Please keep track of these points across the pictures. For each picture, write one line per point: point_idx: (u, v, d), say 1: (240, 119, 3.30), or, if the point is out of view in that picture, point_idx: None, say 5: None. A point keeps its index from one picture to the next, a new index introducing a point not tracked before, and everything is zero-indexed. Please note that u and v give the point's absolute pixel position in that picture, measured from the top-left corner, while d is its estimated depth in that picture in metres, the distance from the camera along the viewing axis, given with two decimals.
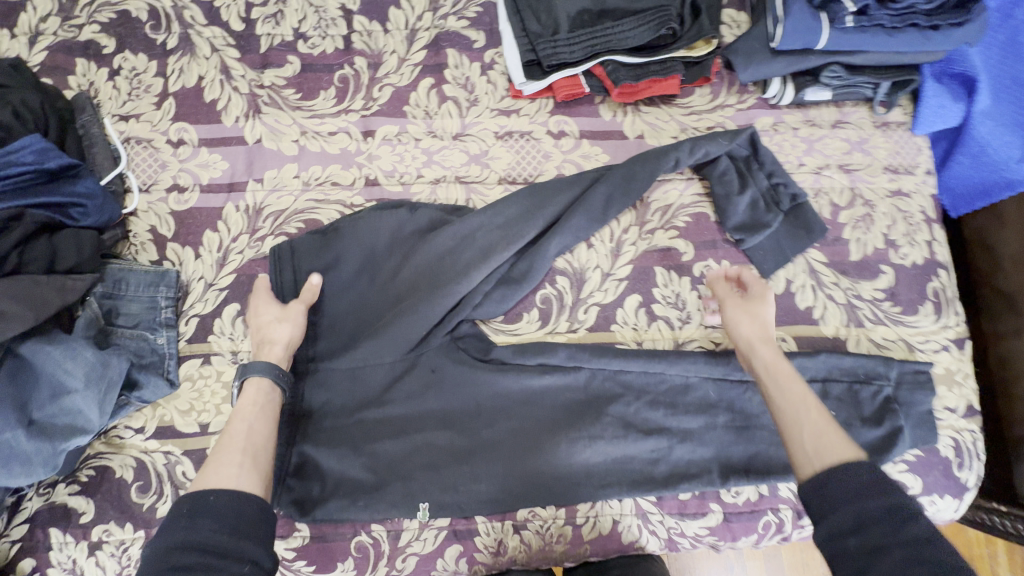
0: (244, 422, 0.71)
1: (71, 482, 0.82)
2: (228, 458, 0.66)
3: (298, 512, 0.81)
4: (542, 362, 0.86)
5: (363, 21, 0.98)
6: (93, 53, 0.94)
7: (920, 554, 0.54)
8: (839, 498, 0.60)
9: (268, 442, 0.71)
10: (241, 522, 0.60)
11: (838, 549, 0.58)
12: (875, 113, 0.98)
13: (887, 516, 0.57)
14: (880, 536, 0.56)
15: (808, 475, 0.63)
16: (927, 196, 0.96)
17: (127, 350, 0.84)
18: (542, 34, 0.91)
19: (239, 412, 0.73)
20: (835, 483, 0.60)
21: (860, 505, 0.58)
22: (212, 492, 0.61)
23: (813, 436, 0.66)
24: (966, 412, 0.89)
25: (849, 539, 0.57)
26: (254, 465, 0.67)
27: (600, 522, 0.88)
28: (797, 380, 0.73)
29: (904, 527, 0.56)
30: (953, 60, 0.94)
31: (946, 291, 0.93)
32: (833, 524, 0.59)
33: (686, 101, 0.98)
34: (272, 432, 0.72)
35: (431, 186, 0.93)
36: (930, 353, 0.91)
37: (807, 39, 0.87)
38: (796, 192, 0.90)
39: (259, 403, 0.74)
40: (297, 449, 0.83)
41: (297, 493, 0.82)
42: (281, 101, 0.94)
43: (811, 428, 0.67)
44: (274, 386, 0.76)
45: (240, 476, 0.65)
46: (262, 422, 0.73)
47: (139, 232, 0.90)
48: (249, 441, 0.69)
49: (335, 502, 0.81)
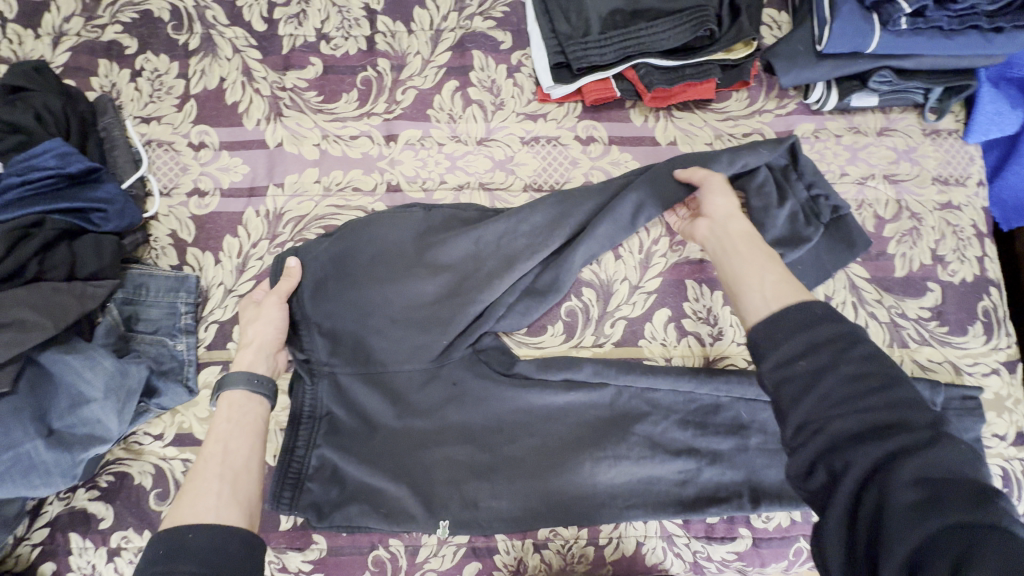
0: (218, 444, 0.69)
1: (90, 487, 0.82)
2: (204, 487, 0.64)
3: (315, 516, 0.80)
4: (566, 377, 0.83)
5: (387, 21, 0.95)
6: (115, 54, 0.93)
7: (863, 371, 0.50)
8: (795, 324, 0.55)
9: (247, 463, 0.69)
10: (223, 556, 0.58)
11: (786, 375, 0.53)
12: (924, 120, 0.93)
13: (836, 342, 0.53)
14: (830, 358, 0.52)
15: (758, 319, 0.59)
16: (979, 209, 0.91)
17: (147, 357, 0.83)
18: (572, 36, 0.87)
19: (214, 432, 0.71)
20: (787, 316, 0.56)
21: (816, 332, 0.54)
22: (189, 527, 0.59)
23: (770, 286, 0.63)
24: (1016, 440, 0.84)
25: (799, 363, 0.53)
26: (234, 492, 0.65)
27: (624, 544, 0.85)
28: (761, 247, 0.70)
29: (852, 347, 0.52)
30: (1012, 64, 0.90)
31: (997, 311, 0.88)
32: (788, 351, 0.54)
33: (721, 106, 0.94)
34: (251, 451, 0.70)
35: (454, 192, 0.90)
36: (979, 376, 0.85)
37: (856, 43, 0.82)
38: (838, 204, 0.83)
39: (233, 420, 0.72)
40: (315, 453, 0.82)
41: (313, 497, 0.80)
42: (303, 104, 0.92)
43: (769, 280, 0.64)
44: (248, 394, 0.74)
45: (219, 506, 0.62)
46: (239, 441, 0.70)
47: (159, 236, 0.89)
48: (226, 465, 0.67)
49: (354, 507, 0.79)
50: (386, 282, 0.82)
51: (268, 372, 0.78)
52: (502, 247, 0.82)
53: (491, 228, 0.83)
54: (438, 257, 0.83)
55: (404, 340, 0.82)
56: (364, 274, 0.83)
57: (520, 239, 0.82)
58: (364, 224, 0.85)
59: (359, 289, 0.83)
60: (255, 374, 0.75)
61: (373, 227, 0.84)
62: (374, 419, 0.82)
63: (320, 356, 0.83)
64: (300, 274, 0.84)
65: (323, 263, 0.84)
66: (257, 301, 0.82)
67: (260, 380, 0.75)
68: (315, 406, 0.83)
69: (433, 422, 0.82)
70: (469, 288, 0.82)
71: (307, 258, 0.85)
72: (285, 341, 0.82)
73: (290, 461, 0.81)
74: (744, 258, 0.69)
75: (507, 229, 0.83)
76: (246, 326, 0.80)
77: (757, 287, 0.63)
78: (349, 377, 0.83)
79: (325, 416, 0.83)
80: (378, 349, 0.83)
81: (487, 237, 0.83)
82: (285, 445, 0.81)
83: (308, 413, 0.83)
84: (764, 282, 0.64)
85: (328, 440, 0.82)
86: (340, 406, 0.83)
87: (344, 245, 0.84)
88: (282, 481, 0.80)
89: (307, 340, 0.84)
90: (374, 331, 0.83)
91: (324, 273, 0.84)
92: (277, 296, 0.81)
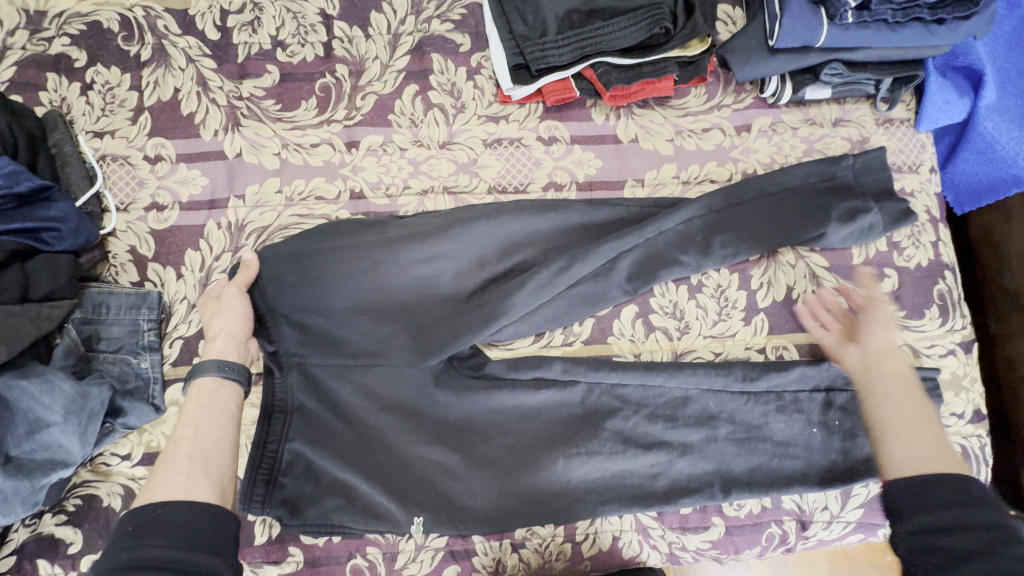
0: (189, 427, 0.68)
1: (58, 512, 0.80)
2: (173, 468, 0.63)
3: (289, 513, 0.79)
4: (537, 376, 0.84)
5: (343, 27, 0.94)
6: (64, 67, 0.91)
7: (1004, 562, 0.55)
8: (949, 498, 0.60)
9: (219, 445, 0.68)
10: (193, 533, 0.58)
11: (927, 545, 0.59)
12: (877, 110, 0.95)
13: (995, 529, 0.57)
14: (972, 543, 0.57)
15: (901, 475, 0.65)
16: (931, 195, 0.94)
17: (110, 376, 0.82)
18: (529, 37, 0.87)
19: (185, 414, 0.70)
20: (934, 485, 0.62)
21: (972, 511, 0.59)
22: (158, 505, 0.59)
23: (923, 450, 0.67)
24: (972, 417, 0.89)
25: (941, 537, 0.58)
26: (205, 471, 0.64)
27: (600, 539, 0.86)
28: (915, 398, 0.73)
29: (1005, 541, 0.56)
30: (959, 52, 0.91)
31: (951, 293, 0.91)
32: (933, 519, 0.60)
33: (681, 103, 0.95)
34: (223, 434, 0.69)
35: (418, 197, 0.90)
36: (936, 358, 0.89)
37: (805, 37, 0.84)
38: (873, 222, 0.84)
39: (203, 405, 0.70)
40: (287, 447, 0.81)
41: (288, 493, 0.79)
42: (260, 113, 0.91)
43: (923, 443, 0.68)
44: (220, 380, 0.73)
45: (188, 484, 0.62)
46: (210, 423, 0.69)
47: (118, 252, 0.87)
48: (196, 446, 0.66)
49: (330, 501, 0.79)
50: (353, 275, 0.81)
51: (240, 359, 0.76)
52: (477, 249, 0.83)
53: (474, 236, 0.83)
54: (408, 259, 0.81)
55: (376, 335, 0.81)
56: (331, 270, 0.81)
57: (516, 253, 0.84)
58: (334, 231, 0.82)
59: (324, 282, 0.81)
60: (227, 361, 0.74)
61: (340, 224, 0.83)
62: (345, 411, 0.82)
63: (288, 349, 0.82)
64: (258, 265, 0.82)
65: (286, 260, 0.81)
66: (216, 295, 0.80)
67: (231, 366, 0.73)
68: (286, 399, 0.82)
69: (407, 416, 0.82)
70: (444, 288, 0.83)
71: (269, 255, 0.82)
72: (252, 329, 0.79)
73: (261, 457, 0.79)
74: (909, 410, 0.72)
75: (496, 240, 0.84)
76: (208, 321, 0.78)
77: (904, 443, 0.68)
78: (319, 369, 0.82)
79: (297, 409, 0.82)
80: (350, 343, 0.82)
81: (467, 241, 0.83)
82: (256, 440, 0.79)
83: (280, 406, 0.81)
84: (921, 440, 0.68)
85: (300, 434, 0.81)
86: (312, 399, 0.82)
87: (308, 239, 0.82)
88: (253, 478, 0.78)
89: (275, 333, 0.81)
90: (343, 324, 0.81)
91: (282, 267, 0.81)
92: (235, 288, 0.80)
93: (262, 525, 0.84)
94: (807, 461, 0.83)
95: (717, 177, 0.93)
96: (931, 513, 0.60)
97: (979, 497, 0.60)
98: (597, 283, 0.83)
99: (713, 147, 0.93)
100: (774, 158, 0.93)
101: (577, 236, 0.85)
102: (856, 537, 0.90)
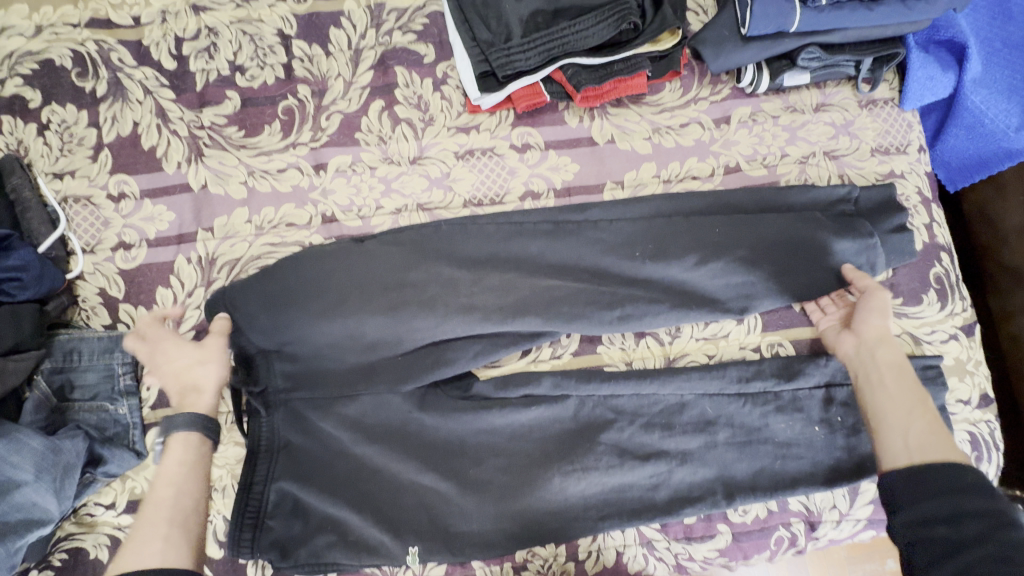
0: (170, 486, 0.67)
1: (43, 568, 0.77)
2: (151, 533, 0.62)
3: (280, 554, 0.76)
4: (527, 393, 0.81)
5: (303, 46, 0.91)
6: (18, 109, 0.88)
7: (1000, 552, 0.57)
8: (940, 487, 0.62)
9: (198, 507, 0.67)
10: None
11: (925, 535, 0.60)
12: (859, 92, 0.92)
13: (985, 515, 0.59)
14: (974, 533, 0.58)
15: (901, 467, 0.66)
16: (921, 175, 0.91)
17: (88, 426, 0.79)
18: (494, 43, 0.84)
19: (165, 473, 0.67)
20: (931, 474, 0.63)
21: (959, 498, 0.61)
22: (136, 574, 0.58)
23: (918, 431, 0.68)
24: (980, 403, 0.86)
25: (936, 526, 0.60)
26: (182, 535, 0.64)
27: (604, 555, 0.83)
28: (912, 382, 0.73)
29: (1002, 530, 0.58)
30: (940, 26, 0.88)
31: (949, 276, 0.88)
32: (944, 507, 0.61)
33: (655, 99, 0.92)
34: (203, 496, 0.68)
35: (392, 217, 0.88)
36: (938, 344, 0.86)
37: (778, 22, 0.81)
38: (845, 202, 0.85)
39: (187, 463, 0.68)
40: (274, 487, 0.77)
41: (277, 535, 0.77)
42: (223, 141, 0.88)
43: (921, 425, 0.69)
44: (204, 437, 0.70)
45: (166, 551, 0.61)
46: (193, 484, 0.68)
47: (87, 296, 0.85)
48: (176, 509, 0.65)
49: (321, 539, 0.77)
50: (330, 307, 0.77)
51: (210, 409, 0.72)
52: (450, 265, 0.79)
53: (448, 267, 0.79)
54: (378, 282, 0.78)
55: (358, 367, 0.78)
56: (303, 307, 0.77)
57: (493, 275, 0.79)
58: (304, 261, 0.79)
59: (298, 315, 0.77)
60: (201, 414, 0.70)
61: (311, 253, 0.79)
62: (332, 444, 0.79)
63: (277, 386, 0.79)
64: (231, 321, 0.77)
65: (255, 300, 0.78)
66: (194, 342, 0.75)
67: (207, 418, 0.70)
68: (272, 437, 0.79)
69: (396, 443, 0.79)
70: (424, 311, 0.77)
71: (237, 300, 0.78)
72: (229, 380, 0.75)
73: (247, 500, 0.76)
74: (910, 402, 0.71)
75: (467, 263, 0.80)
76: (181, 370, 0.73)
77: (902, 426, 0.70)
78: (305, 405, 0.79)
79: (283, 447, 0.79)
80: (334, 374, 0.78)
81: (439, 269, 0.79)
82: (243, 480, 0.77)
83: (265, 445, 0.78)
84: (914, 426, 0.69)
85: (285, 472, 0.78)
86: (297, 434, 0.79)
87: (276, 282, 0.78)
88: (239, 522, 0.75)
89: (264, 371, 0.79)
90: (327, 357, 0.78)
91: (250, 308, 0.78)
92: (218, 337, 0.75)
93: (255, 567, 0.80)
94: (812, 461, 0.81)
95: (698, 172, 0.90)
96: (918, 506, 0.62)
97: (950, 484, 0.62)
98: (578, 313, 0.79)
99: (692, 142, 0.90)
100: (756, 149, 0.90)
101: (554, 236, 0.81)
102: (869, 534, 0.86)
